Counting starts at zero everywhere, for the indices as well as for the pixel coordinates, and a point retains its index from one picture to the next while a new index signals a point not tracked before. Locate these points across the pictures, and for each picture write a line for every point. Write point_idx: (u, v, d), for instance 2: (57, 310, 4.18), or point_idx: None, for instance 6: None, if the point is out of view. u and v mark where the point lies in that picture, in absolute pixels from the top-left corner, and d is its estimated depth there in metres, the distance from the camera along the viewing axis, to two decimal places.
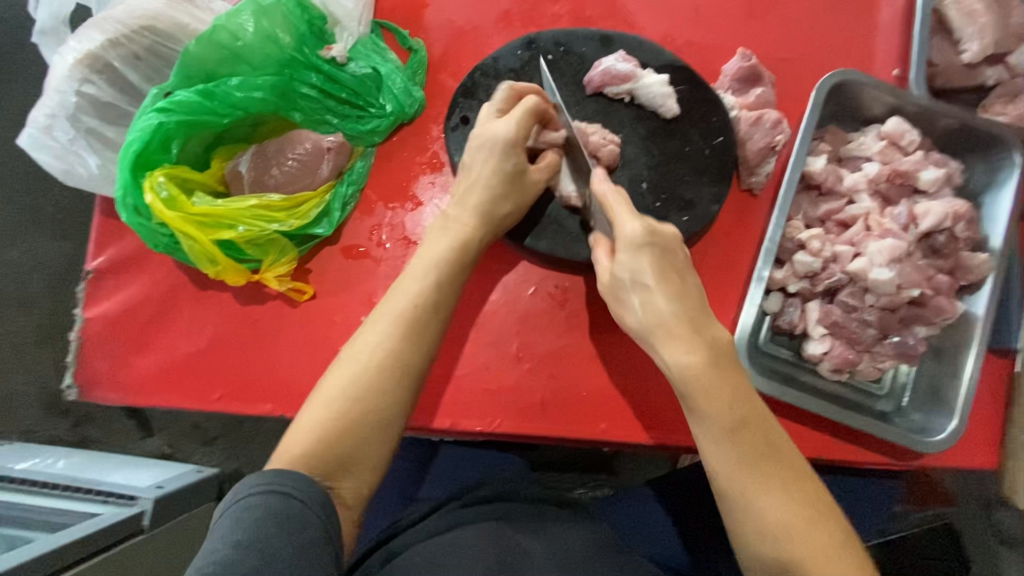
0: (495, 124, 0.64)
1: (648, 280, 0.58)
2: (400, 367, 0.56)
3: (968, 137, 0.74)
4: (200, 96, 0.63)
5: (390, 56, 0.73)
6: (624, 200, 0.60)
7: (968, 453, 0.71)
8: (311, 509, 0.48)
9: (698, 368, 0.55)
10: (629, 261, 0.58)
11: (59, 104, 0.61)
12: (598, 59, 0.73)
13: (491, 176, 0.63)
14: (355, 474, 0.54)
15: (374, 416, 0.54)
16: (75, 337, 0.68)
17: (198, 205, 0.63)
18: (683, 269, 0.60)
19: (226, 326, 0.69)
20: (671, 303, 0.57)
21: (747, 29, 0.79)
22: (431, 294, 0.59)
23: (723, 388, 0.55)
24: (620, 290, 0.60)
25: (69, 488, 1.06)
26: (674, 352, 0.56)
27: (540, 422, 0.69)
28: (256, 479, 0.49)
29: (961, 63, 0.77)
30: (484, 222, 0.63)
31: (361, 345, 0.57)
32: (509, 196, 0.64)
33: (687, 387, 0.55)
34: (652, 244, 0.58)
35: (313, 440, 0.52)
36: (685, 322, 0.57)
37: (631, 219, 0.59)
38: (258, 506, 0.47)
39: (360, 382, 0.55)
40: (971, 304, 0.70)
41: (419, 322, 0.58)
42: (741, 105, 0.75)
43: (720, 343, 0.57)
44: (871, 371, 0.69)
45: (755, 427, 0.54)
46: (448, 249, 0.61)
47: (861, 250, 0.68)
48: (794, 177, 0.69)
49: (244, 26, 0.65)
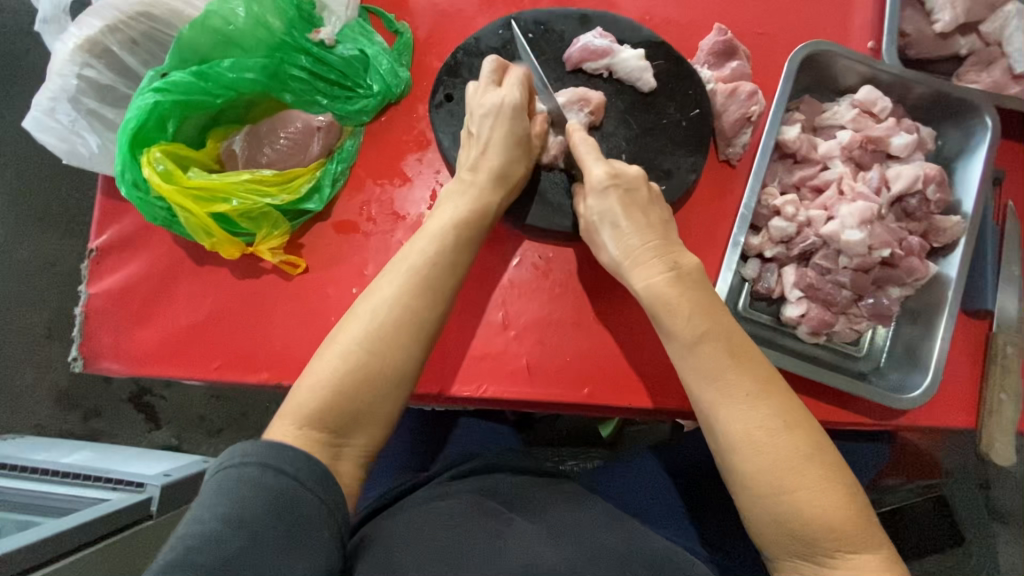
0: (493, 93, 0.68)
1: (616, 215, 0.63)
2: (412, 323, 0.58)
3: (941, 104, 0.76)
4: (194, 77, 0.66)
5: (377, 39, 0.76)
6: (593, 149, 0.67)
7: (945, 413, 0.73)
8: (306, 487, 0.50)
9: (663, 287, 0.59)
10: (599, 205, 0.64)
11: (61, 87, 0.65)
12: (577, 37, 0.75)
13: (499, 140, 0.67)
14: (367, 430, 0.56)
15: (390, 371, 0.56)
16: (80, 313, 0.71)
17: (193, 179, 0.66)
18: (648, 205, 0.65)
19: (224, 299, 0.72)
20: (637, 233, 0.63)
21: (722, 6, 0.81)
22: (445, 257, 0.62)
23: (683, 304, 0.58)
24: (594, 232, 0.66)
25: (77, 476, 1.10)
26: (642, 275, 0.61)
27: (526, 387, 0.72)
28: (247, 448, 0.51)
29: (934, 33, 0.79)
30: (496, 186, 0.67)
31: (380, 302, 0.58)
32: (519, 159, 0.68)
33: (653, 305, 0.60)
34: (614, 186, 0.64)
35: (332, 391, 0.55)
36: (650, 250, 0.62)
37: (596, 164, 0.65)
38: (252, 481, 0.48)
39: (377, 337, 0.57)
40: (945, 266, 0.72)
41: (435, 283, 0.60)
42: (717, 78, 0.77)
43: (685, 266, 0.60)
44: (849, 332, 0.72)
45: (723, 342, 0.56)
46: (460, 213, 0.64)
47: (833, 214, 0.70)
48: (768, 145, 0.71)
49: (236, 11, 0.68)
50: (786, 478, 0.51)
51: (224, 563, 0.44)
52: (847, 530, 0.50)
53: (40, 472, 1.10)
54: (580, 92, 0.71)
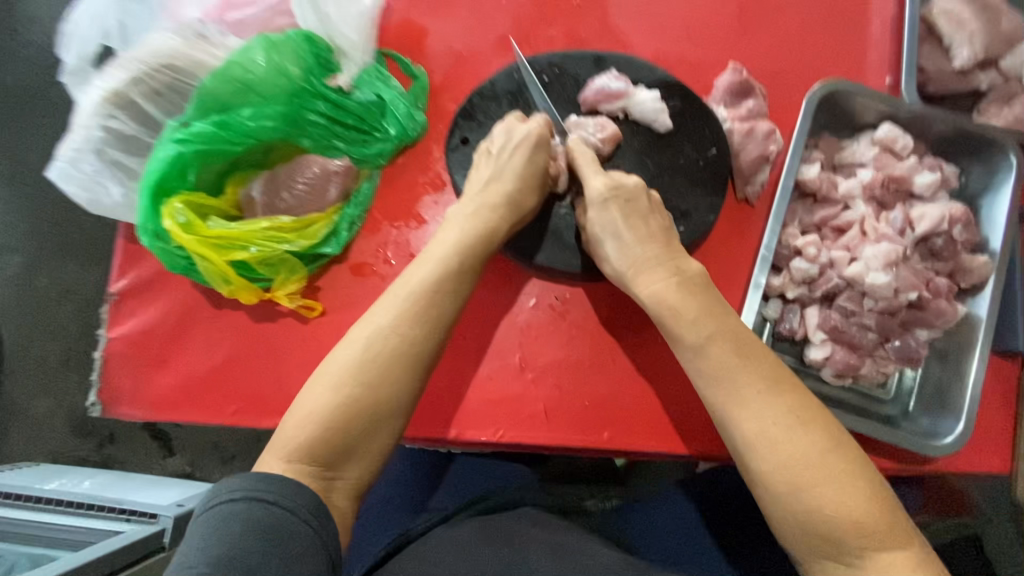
0: (521, 128, 0.70)
1: (618, 226, 0.66)
2: (407, 355, 0.58)
3: (963, 141, 0.75)
4: (215, 127, 0.67)
5: (393, 83, 0.77)
6: (593, 161, 0.70)
7: (979, 458, 0.71)
8: (299, 519, 0.49)
9: (665, 293, 0.63)
10: (601, 216, 0.67)
11: (86, 139, 0.66)
12: (592, 79, 0.76)
13: (514, 167, 0.68)
14: (358, 462, 0.56)
15: (383, 404, 0.56)
16: (99, 356, 0.71)
17: (213, 228, 0.67)
18: (648, 214, 0.68)
19: (241, 343, 0.72)
20: (639, 244, 0.66)
21: (736, 44, 0.81)
22: (443, 282, 0.62)
23: (688, 310, 0.61)
24: (595, 243, 0.68)
25: (93, 506, 1.09)
26: (645, 283, 0.64)
27: (543, 432, 0.71)
28: (236, 483, 0.50)
29: (953, 69, 0.78)
30: (503, 212, 0.67)
31: (376, 329, 0.59)
32: (532, 189, 0.68)
33: (659, 311, 0.63)
34: (614, 198, 0.67)
35: (323, 423, 0.54)
36: (651, 259, 0.65)
37: (596, 177, 0.68)
38: (240, 516, 0.47)
39: (372, 367, 0.57)
40: (974, 306, 0.70)
41: (433, 310, 0.60)
42: (733, 117, 0.77)
43: (687, 272, 0.64)
44: (876, 375, 0.70)
45: (729, 340, 0.59)
46: (463, 241, 0.64)
47: (856, 255, 0.68)
48: (787, 185, 0.70)
49: (256, 60, 0.69)
50: (806, 471, 0.52)
51: None
52: (869, 527, 0.50)
53: (56, 503, 1.09)
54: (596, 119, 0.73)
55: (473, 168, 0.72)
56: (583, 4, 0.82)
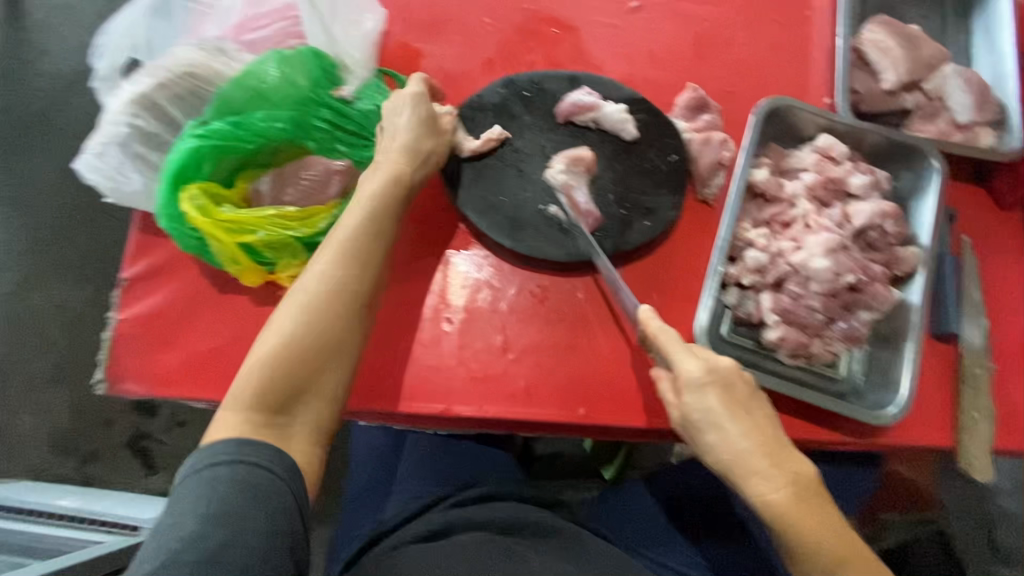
0: (399, 91, 0.78)
1: (720, 418, 0.65)
2: (340, 292, 0.66)
3: (893, 151, 0.85)
4: (231, 126, 0.75)
5: (391, 95, 0.86)
6: (675, 338, 0.69)
7: (923, 432, 0.78)
8: (275, 477, 0.57)
9: (787, 504, 0.64)
10: (698, 400, 0.66)
11: (112, 134, 0.73)
12: (567, 94, 0.86)
13: (411, 125, 0.76)
14: (310, 401, 0.62)
15: (323, 336, 0.64)
16: (107, 338, 0.76)
17: (225, 213, 0.73)
18: (746, 399, 0.67)
19: (243, 326, 0.77)
20: (745, 439, 0.65)
21: (695, 69, 0.93)
22: (371, 236, 0.69)
23: (808, 524, 0.63)
24: (694, 429, 0.67)
25: (83, 519, 1.17)
26: (762, 491, 0.64)
27: (524, 407, 0.76)
28: (217, 449, 0.57)
29: (882, 90, 0.90)
30: (418, 164, 0.75)
31: (313, 277, 0.66)
32: (429, 139, 0.77)
33: (778, 523, 0.63)
34: (711, 384, 0.66)
35: (269, 366, 0.61)
36: (763, 456, 0.64)
37: (688, 359, 0.67)
38: (225, 478, 0.55)
39: (311, 310, 0.64)
40: (907, 293, 0.79)
41: (364, 253, 0.68)
42: (693, 128, 0.87)
43: (802, 475, 0.65)
44: (826, 354, 0.77)
45: (850, 557, 0.64)
46: (377, 194, 0.71)
47: (801, 244, 0.77)
48: (739, 186, 0.80)
49: (269, 71, 0.78)
50: None
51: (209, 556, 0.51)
52: None
53: (49, 516, 1.17)
54: (572, 154, 0.80)
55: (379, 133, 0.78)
56: (559, 33, 0.93)
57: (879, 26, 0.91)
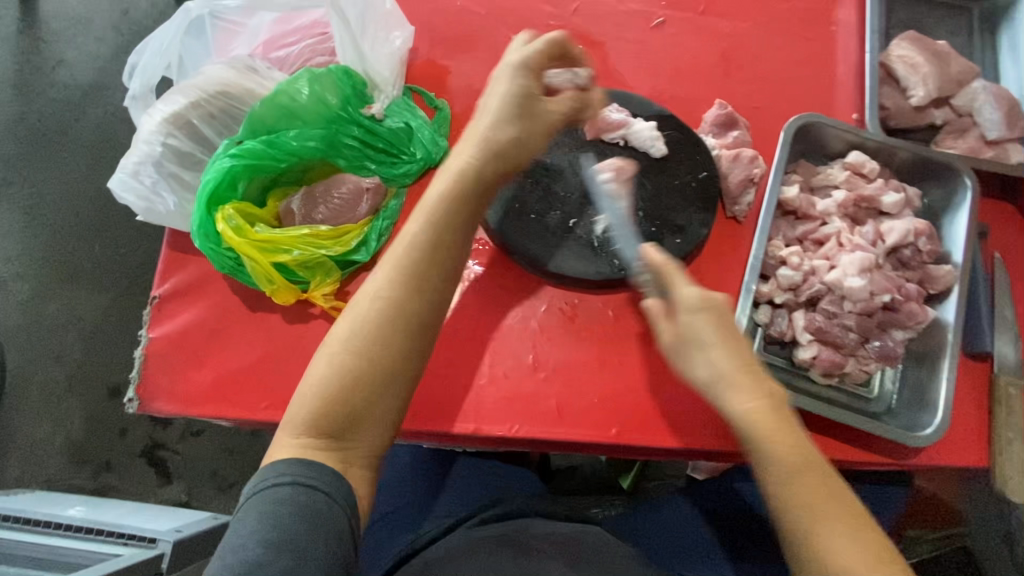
0: (505, 75, 0.69)
1: (708, 341, 0.62)
2: (397, 317, 0.62)
3: (923, 168, 0.85)
4: (264, 144, 0.75)
5: (419, 113, 0.87)
6: (677, 266, 0.65)
7: (958, 452, 0.77)
8: (333, 501, 0.56)
9: (757, 415, 0.60)
10: (693, 319, 0.63)
11: (147, 153, 0.74)
12: (596, 111, 0.86)
13: (501, 120, 0.68)
14: (368, 429, 0.61)
15: (378, 365, 0.61)
16: (139, 356, 0.76)
17: (260, 233, 0.73)
18: (736, 326, 0.64)
19: (275, 344, 0.77)
20: (728, 357, 0.62)
21: (721, 85, 0.93)
22: (426, 254, 0.64)
23: (781, 437, 0.59)
24: (681, 352, 0.64)
25: (90, 531, 1.11)
26: (737, 400, 0.61)
27: (555, 426, 0.76)
28: (281, 468, 0.57)
29: (911, 106, 0.90)
30: (494, 162, 0.68)
31: (368, 298, 0.63)
32: (515, 137, 0.68)
33: (750, 433, 0.60)
34: (707, 309, 0.63)
35: (325, 390, 0.60)
36: (744, 373, 0.61)
37: (688, 283, 0.64)
38: (287, 500, 0.54)
39: (364, 335, 0.61)
40: (942, 311, 0.78)
41: (420, 276, 0.64)
42: (721, 145, 0.87)
43: (775, 396, 0.62)
44: (860, 373, 0.76)
45: (820, 478, 0.58)
46: (440, 201, 0.66)
47: (835, 263, 0.76)
48: (771, 203, 0.79)
49: (301, 90, 0.78)
50: None
51: None
52: None
53: (57, 526, 1.12)
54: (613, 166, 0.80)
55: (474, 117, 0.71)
56: (585, 49, 0.93)
57: (908, 42, 0.91)
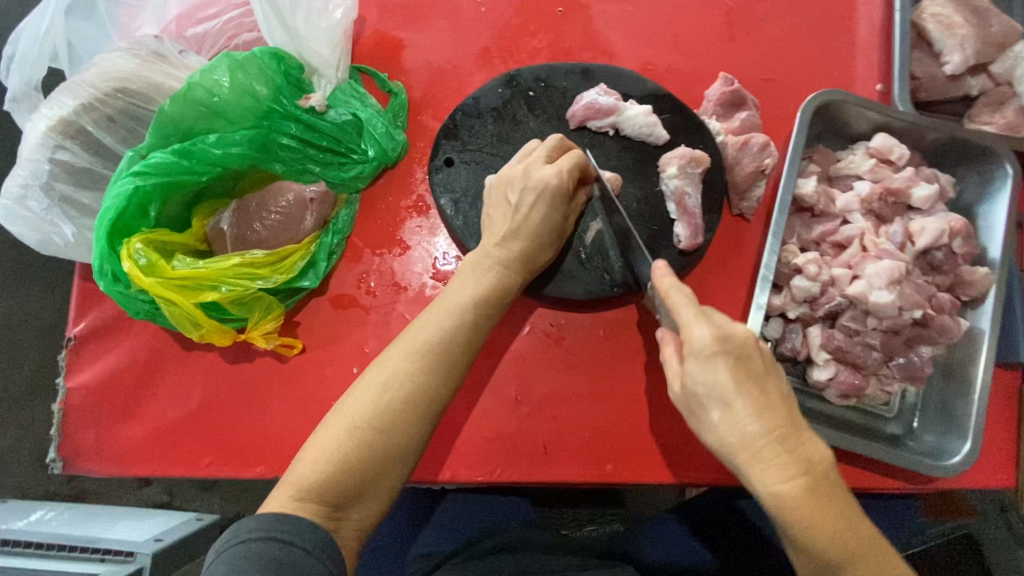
0: (541, 171, 0.61)
1: (728, 396, 0.49)
2: (422, 397, 0.54)
3: (957, 150, 0.73)
4: (176, 156, 0.61)
5: (370, 100, 0.73)
6: (689, 297, 0.52)
7: (986, 472, 0.70)
8: (314, 557, 0.46)
9: (796, 498, 0.47)
10: (703, 374, 0.50)
11: (32, 173, 0.60)
12: (580, 93, 0.72)
13: (535, 224, 0.61)
14: (367, 504, 0.52)
15: (396, 447, 0.52)
16: (57, 411, 0.66)
17: (178, 269, 0.61)
18: (765, 376, 0.50)
19: (215, 387, 0.67)
20: (756, 421, 0.48)
21: (726, 53, 0.79)
22: (461, 331, 0.57)
23: (825, 522, 0.47)
24: (695, 406, 0.52)
25: (60, 547, 1.00)
26: (766, 479, 0.48)
27: (544, 468, 0.67)
28: (255, 521, 0.47)
29: (944, 75, 0.77)
30: (518, 270, 0.61)
31: (391, 375, 0.54)
32: (545, 247, 0.63)
33: (785, 520, 0.48)
34: (724, 354, 0.49)
35: (334, 468, 0.50)
36: (774, 444, 0.48)
37: (699, 325, 0.50)
38: (256, 556, 0.44)
39: (386, 417, 0.52)
40: (976, 319, 0.69)
41: (448, 360, 0.56)
42: (727, 130, 0.74)
43: (818, 465, 0.48)
44: (880, 394, 0.68)
45: (874, 558, 0.48)
46: (479, 297, 0.59)
47: (859, 273, 0.66)
48: (785, 201, 0.68)
49: (220, 81, 0.64)
50: None
51: None
52: None
53: (18, 544, 1.00)
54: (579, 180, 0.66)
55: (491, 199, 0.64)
56: (565, 13, 0.78)
57: None
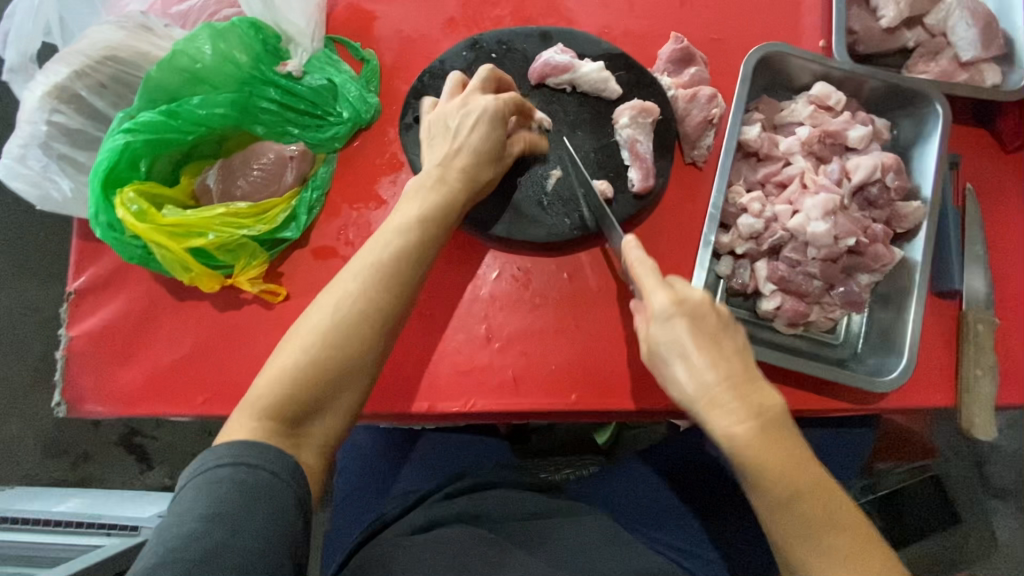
0: (481, 99, 0.68)
1: (687, 347, 0.56)
2: (372, 316, 0.59)
3: (892, 97, 0.79)
4: (164, 116, 0.67)
5: (343, 67, 0.78)
6: (654, 267, 0.60)
7: (925, 392, 0.75)
8: (280, 479, 0.51)
9: (749, 442, 0.53)
10: (665, 331, 0.57)
11: (31, 134, 0.65)
12: (539, 54, 0.78)
13: (473, 146, 0.67)
14: (326, 420, 0.57)
15: (350, 362, 0.57)
16: (61, 357, 0.71)
17: (168, 216, 0.67)
18: (719, 332, 0.58)
19: (206, 333, 0.72)
20: (714, 370, 0.55)
21: (678, 16, 0.84)
22: (410, 254, 0.62)
23: (776, 463, 0.53)
24: (660, 361, 0.58)
25: (64, 523, 1.05)
26: (721, 422, 0.54)
27: (513, 398, 0.72)
28: (221, 450, 0.51)
29: (881, 28, 0.83)
30: (462, 188, 0.67)
31: (343, 295, 0.59)
32: (486, 167, 0.68)
33: (742, 464, 0.54)
34: (681, 315, 0.57)
35: (289, 387, 0.55)
36: (730, 390, 0.55)
37: (658, 290, 0.58)
38: (224, 480, 0.49)
39: (336, 333, 0.57)
40: (910, 250, 0.74)
41: (397, 280, 0.61)
42: (677, 84, 0.79)
43: (767, 409, 0.55)
44: (825, 321, 0.74)
45: (823, 493, 0.54)
46: (427, 215, 0.64)
47: (798, 207, 0.72)
48: (730, 146, 0.73)
49: (202, 48, 0.69)
50: None
51: (202, 559, 0.45)
52: None
53: (23, 522, 1.05)
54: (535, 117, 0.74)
55: (431, 128, 0.70)
56: None
57: None
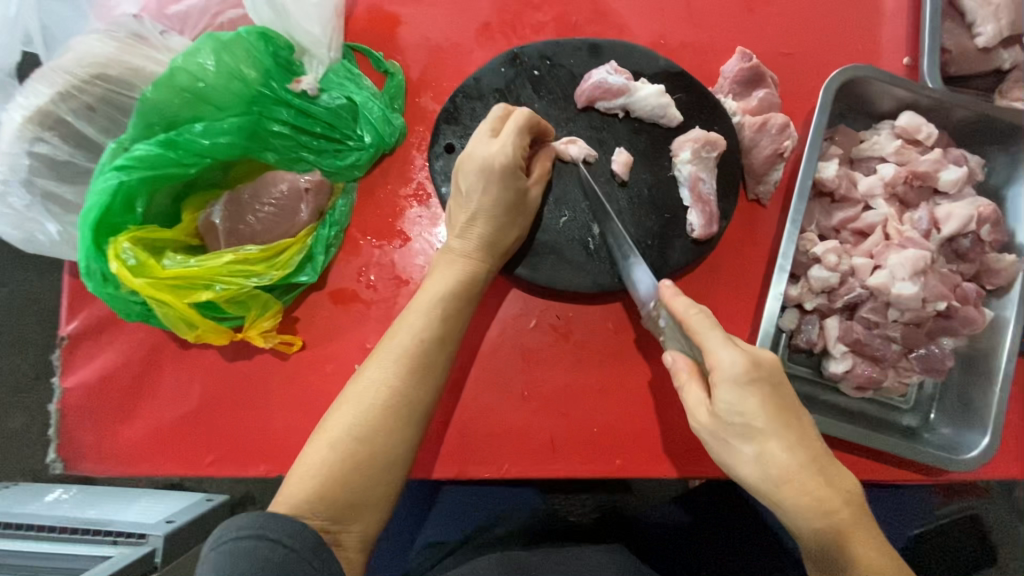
0: (486, 145, 0.60)
1: (759, 424, 0.50)
2: (402, 407, 0.54)
3: (988, 129, 0.69)
4: (162, 147, 0.58)
5: (365, 82, 0.68)
6: (711, 323, 0.53)
7: (1003, 463, 0.68)
8: (304, 557, 0.45)
9: (830, 529, 0.49)
10: (738, 406, 0.50)
11: (9, 167, 0.57)
12: (588, 71, 0.68)
13: (490, 205, 0.60)
14: (365, 514, 0.51)
15: (384, 456, 0.52)
16: (54, 411, 0.64)
17: (170, 268, 0.59)
18: (791, 402, 0.52)
19: (214, 386, 0.65)
20: (789, 451, 0.50)
21: (744, 25, 0.74)
22: (436, 330, 0.57)
23: (859, 547, 0.49)
24: (725, 440, 0.52)
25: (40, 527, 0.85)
26: (802, 510, 0.49)
27: (550, 464, 0.66)
28: (240, 521, 0.45)
29: (975, 47, 0.72)
30: (485, 255, 0.61)
31: (369, 381, 0.55)
32: (510, 226, 0.62)
33: (823, 549, 0.50)
34: (756, 381, 0.50)
35: (323, 484, 0.50)
36: (809, 474, 0.49)
37: (726, 349, 0.51)
38: (247, 555, 0.43)
39: (363, 422, 0.52)
40: (1000, 309, 0.66)
41: (425, 360, 0.56)
42: (744, 109, 0.70)
43: (843, 487, 0.50)
44: (899, 386, 0.66)
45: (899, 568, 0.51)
46: (455, 291, 0.59)
47: (881, 263, 0.64)
48: (805, 185, 0.64)
49: (204, 64, 0.60)
50: None
51: None
52: None
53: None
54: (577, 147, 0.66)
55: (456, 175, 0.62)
56: None
57: None
